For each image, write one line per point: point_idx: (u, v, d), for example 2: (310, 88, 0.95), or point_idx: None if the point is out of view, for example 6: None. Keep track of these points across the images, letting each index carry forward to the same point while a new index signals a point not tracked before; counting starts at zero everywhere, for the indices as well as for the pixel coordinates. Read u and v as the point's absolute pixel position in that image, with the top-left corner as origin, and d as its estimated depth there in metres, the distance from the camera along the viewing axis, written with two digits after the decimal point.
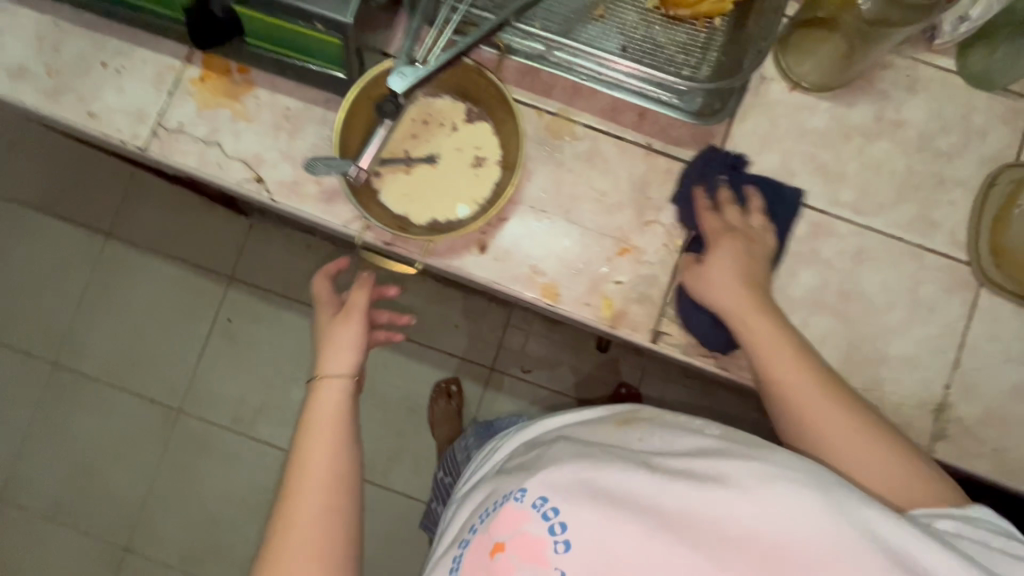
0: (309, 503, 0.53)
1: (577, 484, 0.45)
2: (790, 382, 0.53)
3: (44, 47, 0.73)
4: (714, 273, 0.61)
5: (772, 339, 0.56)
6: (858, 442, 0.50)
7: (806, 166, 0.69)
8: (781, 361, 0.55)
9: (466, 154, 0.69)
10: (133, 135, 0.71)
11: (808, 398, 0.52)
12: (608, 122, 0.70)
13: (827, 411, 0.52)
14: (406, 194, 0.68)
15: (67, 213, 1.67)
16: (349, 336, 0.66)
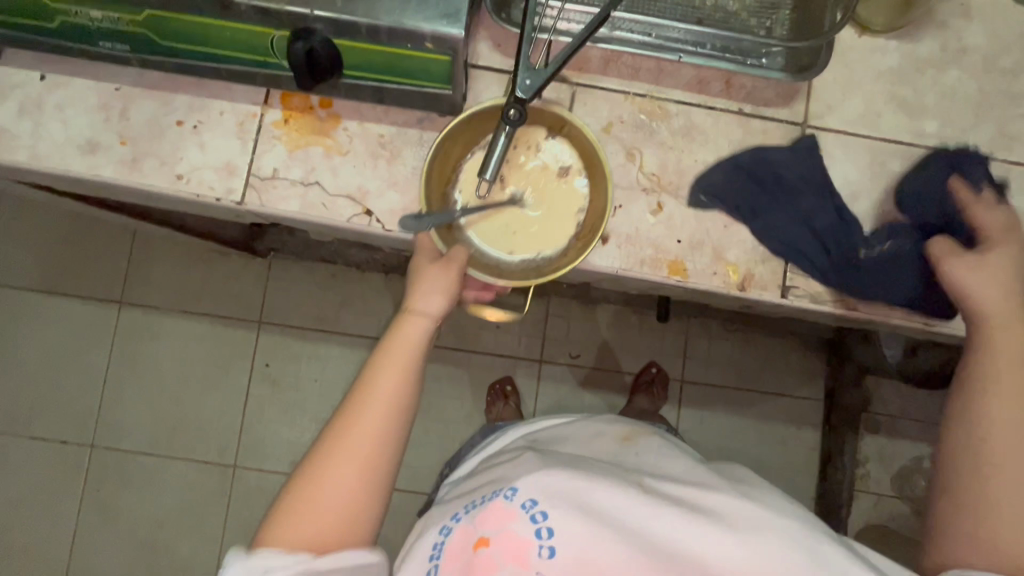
0: (344, 473, 0.51)
1: (564, 492, 0.50)
2: (1001, 443, 0.53)
3: (110, 115, 0.70)
4: (993, 263, 0.60)
5: (1016, 383, 0.55)
6: (1019, 530, 0.50)
7: (888, 104, 0.72)
8: (1016, 386, 0.55)
9: (551, 187, 0.67)
10: (227, 190, 0.69)
11: (1008, 456, 0.53)
12: (697, 95, 0.72)
13: (1003, 479, 0.52)
14: (494, 236, 0.66)
15: (76, 288, 1.59)
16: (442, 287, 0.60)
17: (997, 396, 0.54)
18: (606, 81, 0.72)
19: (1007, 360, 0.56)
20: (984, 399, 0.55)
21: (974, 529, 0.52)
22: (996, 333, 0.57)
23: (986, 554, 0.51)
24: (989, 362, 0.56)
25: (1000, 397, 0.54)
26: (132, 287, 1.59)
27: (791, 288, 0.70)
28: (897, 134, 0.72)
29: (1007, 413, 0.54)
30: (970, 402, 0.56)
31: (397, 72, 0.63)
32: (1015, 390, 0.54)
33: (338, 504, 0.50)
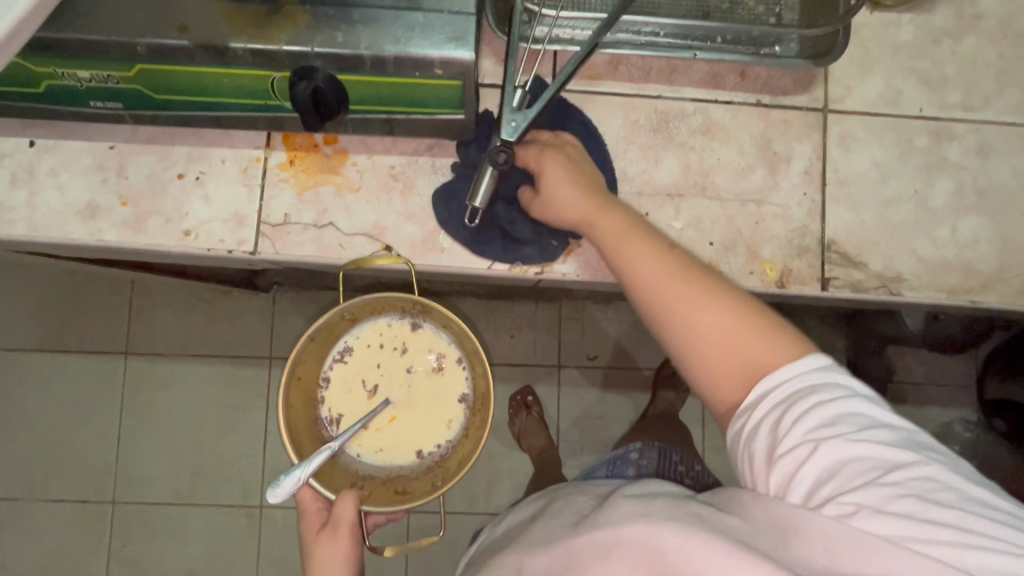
0: None
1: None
2: (661, 290, 0.52)
3: (107, 176, 0.67)
4: (563, 170, 0.61)
5: (642, 254, 0.54)
6: (732, 346, 0.48)
7: (909, 79, 0.70)
8: (641, 259, 0.54)
9: (419, 368, 0.71)
10: (238, 241, 0.66)
11: (675, 296, 0.51)
12: (714, 91, 0.69)
13: (690, 307, 0.50)
14: (385, 446, 0.69)
15: (78, 344, 1.55)
16: (338, 553, 0.59)
17: (633, 251, 0.55)
18: (619, 86, 0.69)
19: (614, 229, 0.57)
20: (629, 262, 0.54)
21: (705, 370, 0.49)
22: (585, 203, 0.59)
23: (724, 378, 0.49)
24: (637, 233, 0.56)
25: (631, 249, 0.54)
26: (136, 337, 1.56)
27: (832, 280, 0.68)
28: (921, 109, 0.70)
29: (644, 263, 0.53)
30: (628, 272, 0.54)
31: (404, 102, 0.60)
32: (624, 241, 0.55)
33: None
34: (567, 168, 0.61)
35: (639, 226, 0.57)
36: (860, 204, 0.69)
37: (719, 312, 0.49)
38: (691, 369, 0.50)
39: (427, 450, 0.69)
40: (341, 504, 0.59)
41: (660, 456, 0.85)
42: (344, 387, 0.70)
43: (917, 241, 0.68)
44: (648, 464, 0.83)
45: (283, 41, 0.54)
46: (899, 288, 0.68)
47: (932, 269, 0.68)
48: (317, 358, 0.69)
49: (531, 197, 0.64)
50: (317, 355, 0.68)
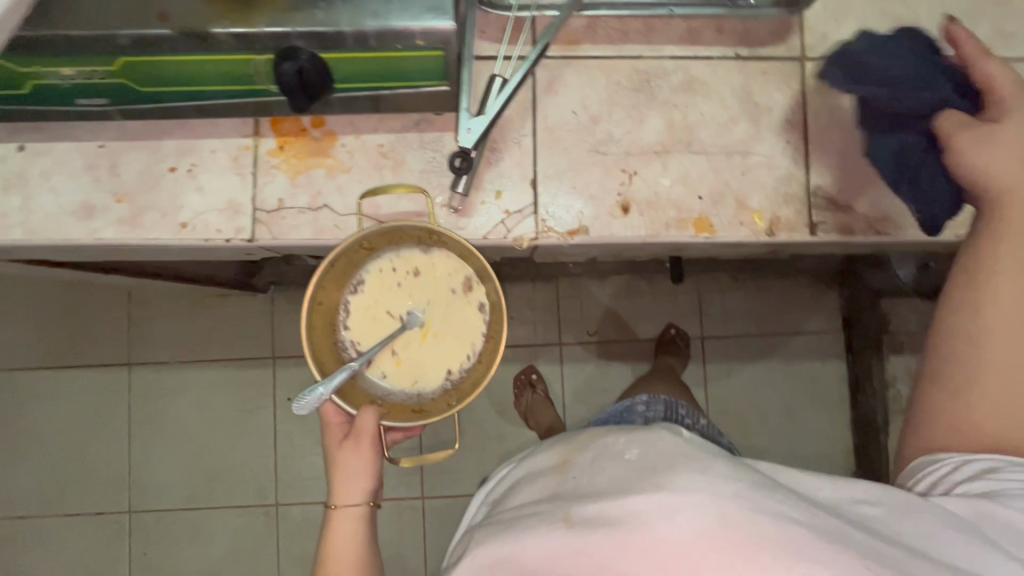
0: None
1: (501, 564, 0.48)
2: (993, 345, 0.54)
3: (99, 175, 0.67)
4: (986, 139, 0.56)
5: (1011, 283, 0.55)
6: (1008, 426, 0.53)
7: (882, 23, 0.71)
8: (1017, 293, 0.54)
9: (440, 292, 0.65)
10: (235, 229, 0.67)
11: (1010, 342, 0.54)
12: (692, 47, 0.70)
13: (990, 366, 0.54)
14: (408, 373, 0.64)
15: (81, 358, 1.56)
16: (360, 464, 0.61)
17: (1004, 291, 0.55)
18: (598, 49, 0.70)
19: (988, 246, 0.56)
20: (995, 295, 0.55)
21: (969, 424, 0.55)
22: (1014, 182, 0.55)
23: (964, 436, 0.55)
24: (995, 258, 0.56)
25: (1010, 286, 0.55)
26: (139, 347, 1.56)
27: (819, 225, 0.69)
28: None
29: (999, 309, 0.54)
30: (961, 308, 0.56)
31: (389, 76, 0.60)
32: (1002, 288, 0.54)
33: None
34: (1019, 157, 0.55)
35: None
36: (843, 148, 0.70)
37: (1014, 389, 0.53)
38: (953, 413, 0.55)
39: (446, 380, 0.64)
40: (363, 417, 0.60)
41: (665, 408, 0.87)
42: (365, 317, 0.65)
43: None
44: (655, 415, 0.85)
45: (264, 23, 0.54)
46: (886, 227, 0.69)
47: None
48: (338, 286, 0.63)
49: (951, 128, 0.58)
50: (339, 283, 0.64)
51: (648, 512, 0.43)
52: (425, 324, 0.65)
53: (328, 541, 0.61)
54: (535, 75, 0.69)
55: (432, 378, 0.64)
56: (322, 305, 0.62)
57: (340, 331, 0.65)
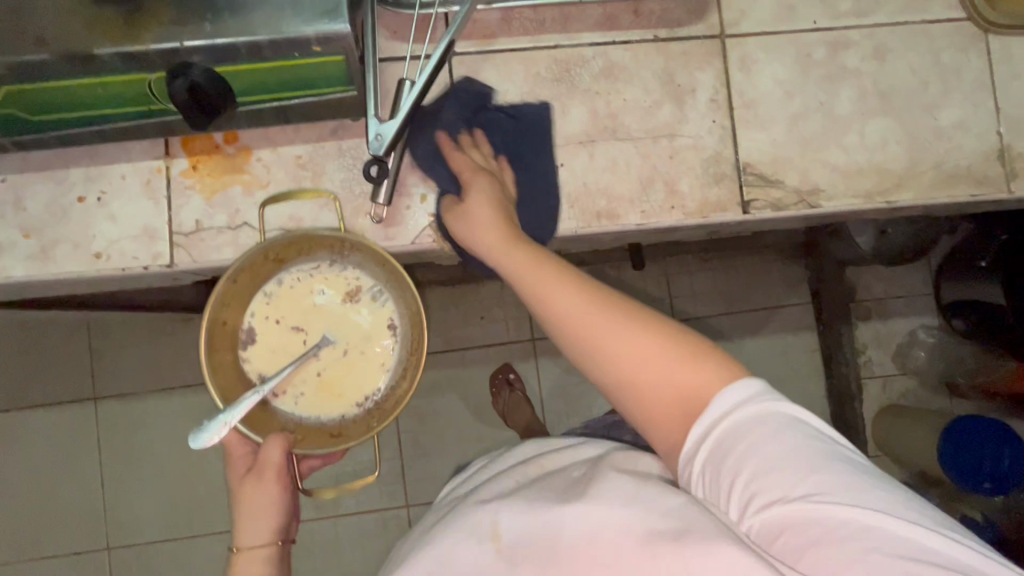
0: None
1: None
2: (591, 329, 0.49)
3: (4, 211, 0.64)
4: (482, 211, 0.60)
5: (555, 292, 0.51)
6: (657, 376, 0.47)
7: None
8: (564, 303, 0.50)
9: (349, 310, 0.65)
10: (153, 256, 0.65)
11: (592, 329, 0.49)
12: (610, 33, 0.69)
13: (610, 332, 0.48)
14: (321, 395, 0.64)
15: (42, 397, 1.51)
16: (265, 499, 0.58)
17: (552, 294, 0.51)
18: (515, 41, 0.68)
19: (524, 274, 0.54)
20: (548, 300, 0.51)
21: (649, 401, 0.47)
22: (490, 240, 0.58)
23: (660, 413, 0.47)
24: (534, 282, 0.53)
25: (551, 290, 0.51)
26: (101, 380, 1.52)
27: (751, 203, 0.68)
28: (815, 21, 0.70)
29: (569, 314, 0.50)
30: (546, 322, 0.52)
31: (293, 85, 0.58)
32: (545, 284, 0.52)
33: None
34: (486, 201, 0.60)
35: (544, 267, 0.53)
36: (769, 124, 0.69)
37: (651, 342, 0.47)
38: (637, 406, 0.48)
39: (366, 399, 0.65)
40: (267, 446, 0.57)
41: None
42: (267, 339, 0.64)
43: (828, 151, 0.69)
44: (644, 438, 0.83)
45: (150, 40, 0.51)
46: (819, 199, 0.69)
47: (846, 177, 0.69)
48: (242, 303, 0.63)
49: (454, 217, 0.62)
50: (243, 299, 0.63)
51: (570, 528, 0.47)
52: (337, 350, 0.65)
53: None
54: (451, 73, 0.67)
55: (338, 405, 0.65)
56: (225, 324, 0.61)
57: (242, 351, 0.64)
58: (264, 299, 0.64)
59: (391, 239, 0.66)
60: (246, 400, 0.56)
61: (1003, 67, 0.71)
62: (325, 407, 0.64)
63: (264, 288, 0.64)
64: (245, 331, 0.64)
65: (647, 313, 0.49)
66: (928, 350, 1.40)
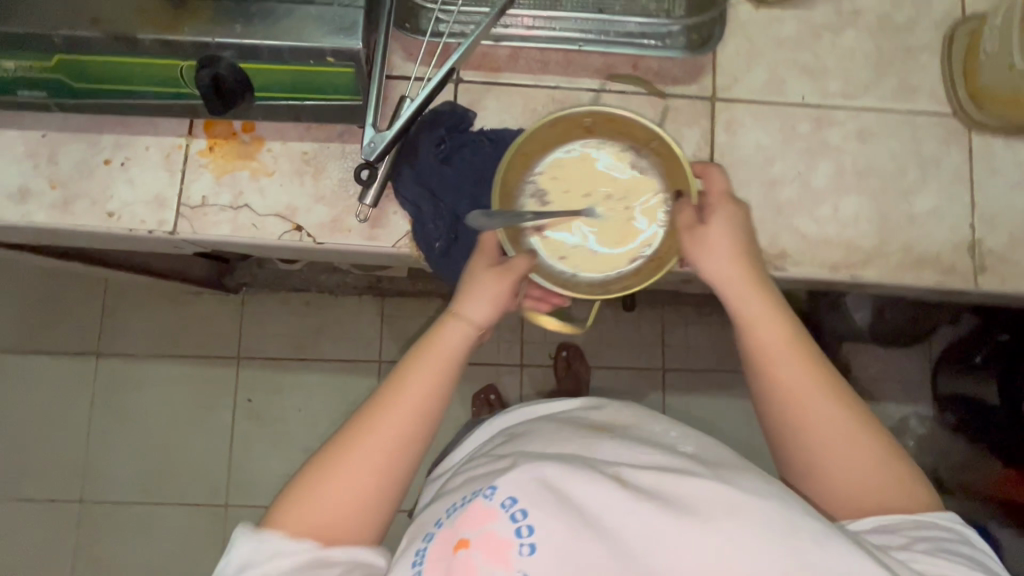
0: (356, 464, 0.52)
1: (545, 485, 0.44)
2: (810, 405, 0.53)
3: (39, 162, 0.72)
4: (714, 238, 0.57)
5: (793, 361, 0.54)
6: (857, 472, 0.52)
7: (792, 70, 0.75)
8: (799, 375, 0.53)
9: (618, 201, 0.67)
10: (159, 222, 0.71)
11: (817, 408, 0.53)
12: (606, 81, 0.74)
13: (834, 420, 0.52)
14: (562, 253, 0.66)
15: (51, 344, 1.60)
16: (491, 293, 0.58)
17: (790, 367, 0.53)
18: (517, 77, 0.74)
19: (768, 338, 0.54)
20: (784, 371, 0.53)
21: (840, 484, 0.52)
22: (730, 282, 0.56)
23: (840, 499, 0.52)
24: (771, 342, 0.54)
25: (779, 362, 0.54)
26: (107, 337, 1.60)
27: None
28: (803, 97, 0.75)
29: (795, 387, 0.53)
30: (764, 383, 0.55)
31: (306, 89, 0.65)
32: (781, 347, 0.54)
33: (334, 504, 0.51)
34: (732, 231, 0.57)
35: (788, 326, 0.55)
36: (747, 185, 0.73)
37: (868, 438, 0.52)
38: (827, 483, 0.53)
39: (604, 277, 0.66)
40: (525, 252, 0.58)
41: None
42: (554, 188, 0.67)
43: (800, 219, 0.72)
44: None
45: (188, 32, 0.59)
46: (785, 263, 0.72)
47: (814, 246, 0.72)
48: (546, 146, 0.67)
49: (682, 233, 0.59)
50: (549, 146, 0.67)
51: (706, 508, 0.41)
52: (599, 219, 0.67)
53: (341, 457, 0.52)
54: (454, 96, 0.73)
55: (608, 266, 0.66)
56: (528, 153, 0.65)
57: (529, 180, 0.67)
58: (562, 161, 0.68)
59: (374, 241, 0.70)
60: (517, 214, 0.60)
61: (982, 164, 0.73)
62: (594, 265, 0.66)
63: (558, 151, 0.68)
64: (529, 182, 0.67)
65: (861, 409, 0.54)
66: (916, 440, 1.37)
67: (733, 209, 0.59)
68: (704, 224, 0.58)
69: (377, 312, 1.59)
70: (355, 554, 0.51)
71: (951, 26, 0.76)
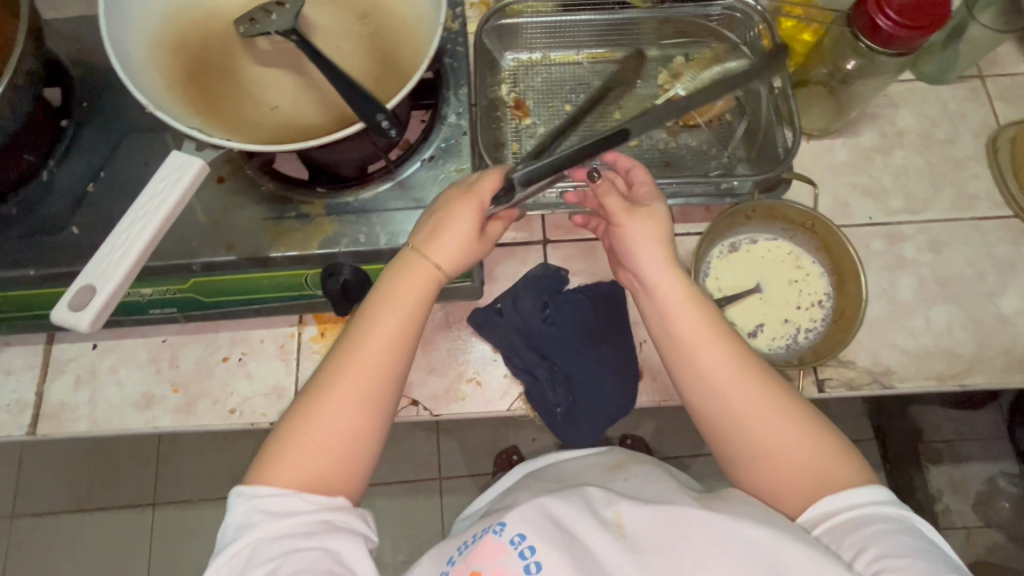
0: (338, 407, 0.53)
1: (547, 523, 0.56)
2: (728, 388, 0.55)
3: (160, 366, 0.75)
4: (631, 234, 0.61)
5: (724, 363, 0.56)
6: (795, 467, 0.53)
7: (854, 193, 0.80)
8: (726, 367, 0.56)
9: (785, 272, 0.74)
10: (278, 412, 0.73)
11: (753, 406, 0.55)
12: (684, 224, 0.79)
13: (768, 421, 0.54)
14: (751, 327, 0.72)
15: (108, 500, 1.58)
16: (464, 221, 0.58)
17: (719, 358, 0.56)
18: None
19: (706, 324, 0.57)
20: (716, 362, 0.56)
21: (771, 469, 0.54)
22: (661, 277, 0.59)
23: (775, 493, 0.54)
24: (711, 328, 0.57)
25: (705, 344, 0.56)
26: (163, 486, 1.58)
27: (826, 381, 0.73)
28: (869, 217, 0.79)
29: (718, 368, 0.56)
30: (683, 364, 0.57)
31: None
32: (691, 331, 0.57)
33: (322, 441, 0.52)
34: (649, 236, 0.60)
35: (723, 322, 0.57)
36: None
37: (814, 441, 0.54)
38: (749, 463, 0.55)
39: (793, 344, 0.72)
40: (462, 203, 0.58)
41: None
42: (725, 280, 0.74)
43: (896, 334, 0.74)
44: None
45: (316, 245, 0.64)
46: (893, 380, 0.73)
47: (916, 359, 0.73)
48: (719, 234, 0.74)
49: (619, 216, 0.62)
50: (718, 234, 0.74)
51: (700, 529, 0.52)
52: (771, 292, 0.74)
53: (325, 395, 0.53)
54: (544, 257, 0.78)
55: (796, 332, 0.72)
56: (705, 244, 0.73)
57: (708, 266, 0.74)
58: (730, 245, 0.75)
59: (489, 407, 0.72)
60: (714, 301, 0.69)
61: None
62: (782, 335, 0.72)
63: (712, 252, 0.74)
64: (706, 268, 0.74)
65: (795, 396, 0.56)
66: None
67: (648, 216, 0.61)
68: (629, 215, 0.61)
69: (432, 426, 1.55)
70: (348, 517, 0.51)
71: (990, 135, 0.82)
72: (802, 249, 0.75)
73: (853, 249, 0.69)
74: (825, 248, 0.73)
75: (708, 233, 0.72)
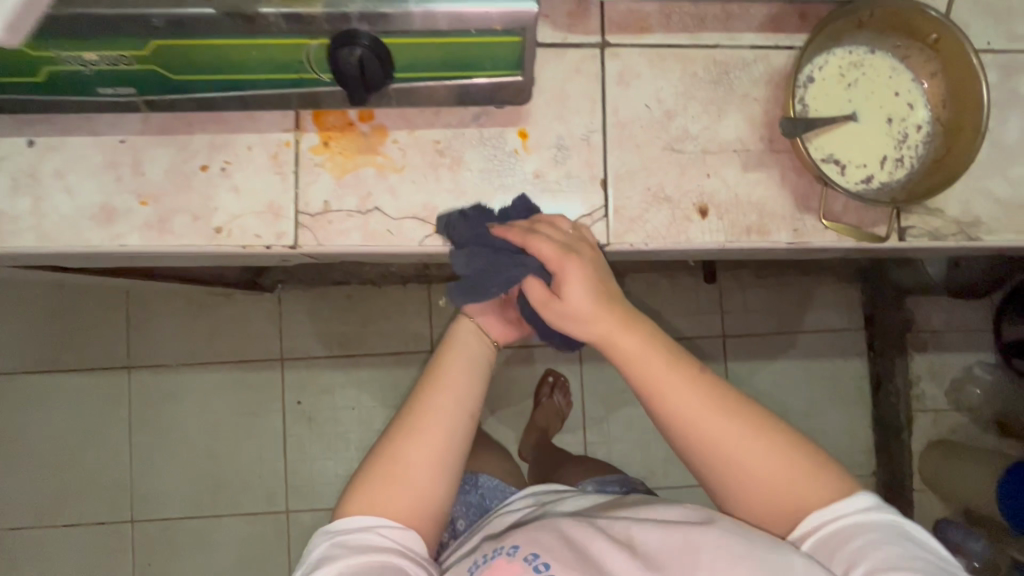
0: (426, 437, 0.59)
1: (561, 544, 0.56)
2: (708, 428, 0.53)
3: (121, 174, 0.60)
4: (573, 295, 0.56)
5: (692, 410, 0.53)
6: (787, 495, 0.53)
7: (975, 11, 0.67)
8: (693, 417, 0.53)
9: (889, 96, 0.62)
10: (277, 234, 0.61)
11: (726, 443, 0.53)
12: (773, 35, 0.65)
13: (753, 460, 0.53)
14: (849, 158, 0.61)
15: (74, 361, 1.48)
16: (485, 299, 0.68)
17: (675, 402, 0.54)
18: (672, 36, 0.64)
19: (653, 373, 0.54)
20: (671, 410, 0.54)
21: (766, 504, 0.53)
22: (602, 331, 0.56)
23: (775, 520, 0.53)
24: (657, 391, 0.54)
25: (674, 402, 0.54)
26: (133, 349, 1.48)
27: (909, 229, 0.64)
28: (989, 42, 0.66)
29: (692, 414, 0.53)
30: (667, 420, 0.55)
31: (454, 64, 0.54)
32: (660, 386, 0.54)
33: (417, 472, 0.58)
34: (589, 290, 0.56)
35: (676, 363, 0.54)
36: None
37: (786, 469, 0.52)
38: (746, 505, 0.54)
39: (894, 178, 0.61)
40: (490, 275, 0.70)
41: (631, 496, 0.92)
42: (823, 99, 0.62)
43: (992, 181, 0.65)
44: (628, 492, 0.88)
45: (322, 1, 0.48)
46: (981, 231, 0.65)
47: (1010, 210, 0.65)
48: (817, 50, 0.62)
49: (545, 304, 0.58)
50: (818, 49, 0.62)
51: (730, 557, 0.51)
52: (870, 117, 0.62)
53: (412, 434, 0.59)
54: (602, 64, 0.63)
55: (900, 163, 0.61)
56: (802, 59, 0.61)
57: (801, 87, 0.62)
58: (828, 61, 0.62)
59: None
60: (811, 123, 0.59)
61: None
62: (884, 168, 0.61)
63: (806, 70, 0.62)
64: (801, 88, 0.62)
65: (757, 420, 0.54)
66: (985, 387, 1.43)
67: (582, 257, 0.57)
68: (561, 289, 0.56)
69: (422, 298, 1.49)
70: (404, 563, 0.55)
71: None
72: (916, 73, 0.63)
73: (978, 64, 0.58)
74: (944, 72, 0.61)
75: (814, 38, 0.60)
